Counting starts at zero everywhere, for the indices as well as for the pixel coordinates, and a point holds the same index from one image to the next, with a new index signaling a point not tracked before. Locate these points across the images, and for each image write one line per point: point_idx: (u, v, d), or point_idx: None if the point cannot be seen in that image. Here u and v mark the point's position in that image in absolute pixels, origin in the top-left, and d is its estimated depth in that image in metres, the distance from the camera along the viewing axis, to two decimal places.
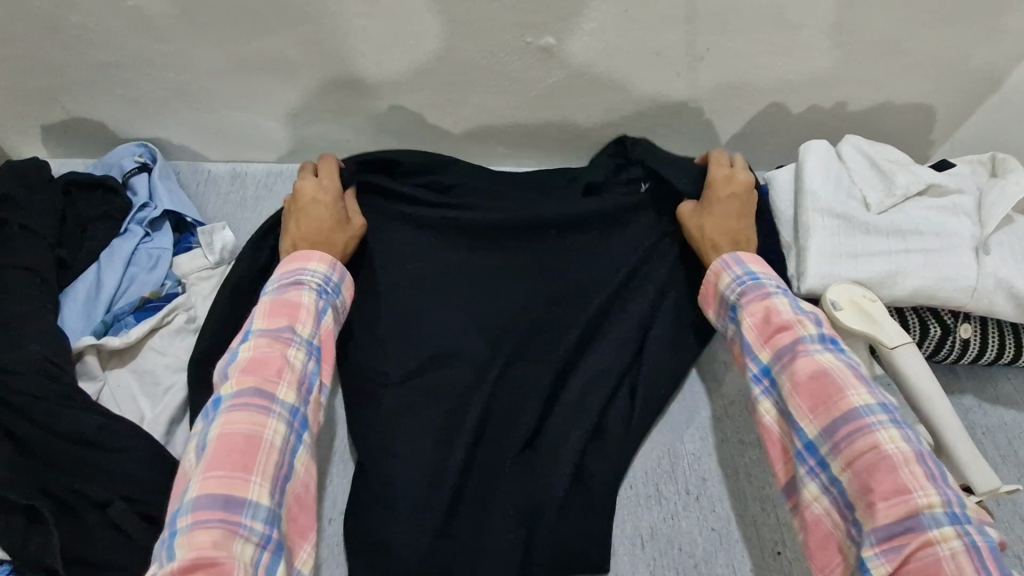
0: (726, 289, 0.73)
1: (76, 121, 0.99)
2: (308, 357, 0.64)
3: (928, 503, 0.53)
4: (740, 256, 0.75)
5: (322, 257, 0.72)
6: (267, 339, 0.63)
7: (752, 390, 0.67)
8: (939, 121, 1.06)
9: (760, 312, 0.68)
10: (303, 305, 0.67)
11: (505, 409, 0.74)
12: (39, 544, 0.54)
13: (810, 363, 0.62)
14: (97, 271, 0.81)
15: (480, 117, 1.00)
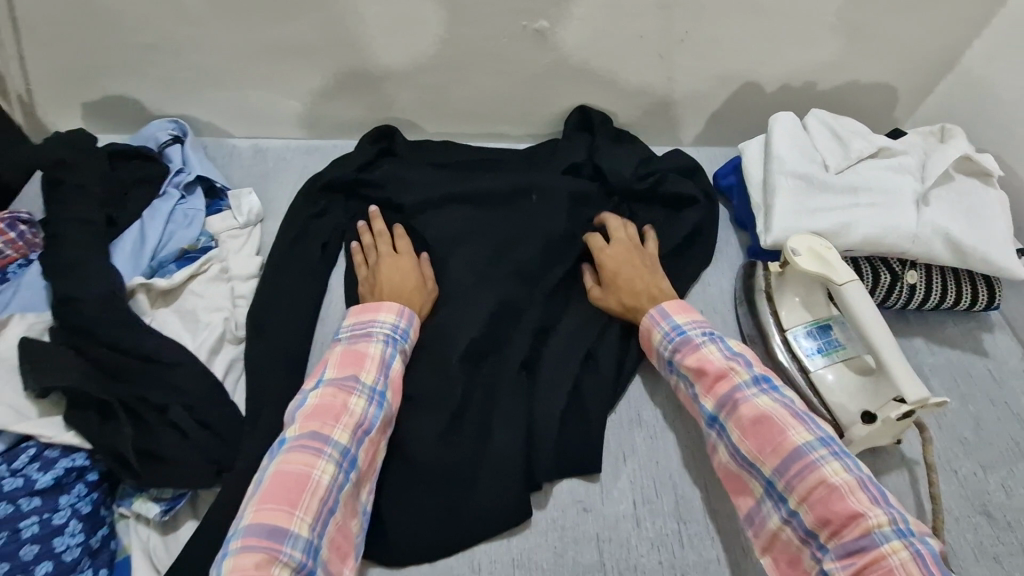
0: (658, 345, 0.80)
1: (110, 101, 1.08)
2: (371, 401, 0.69)
3: (877, 522, 0.59)
4: (664, 308, 0.81)
5: (389, 307, 0.77)
6: (337, 385, 0.68)
7: (710, 435, 0.74)
8: (900, 101, 1.15)
9: (695, 361, 0.75)
10: (370, 355, 0.72)
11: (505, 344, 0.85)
12: (114, 435, 0.63)
13: (751, 409, 0.69)
14: (140, 226, 0.90)
15: (480, 96, 1.10)
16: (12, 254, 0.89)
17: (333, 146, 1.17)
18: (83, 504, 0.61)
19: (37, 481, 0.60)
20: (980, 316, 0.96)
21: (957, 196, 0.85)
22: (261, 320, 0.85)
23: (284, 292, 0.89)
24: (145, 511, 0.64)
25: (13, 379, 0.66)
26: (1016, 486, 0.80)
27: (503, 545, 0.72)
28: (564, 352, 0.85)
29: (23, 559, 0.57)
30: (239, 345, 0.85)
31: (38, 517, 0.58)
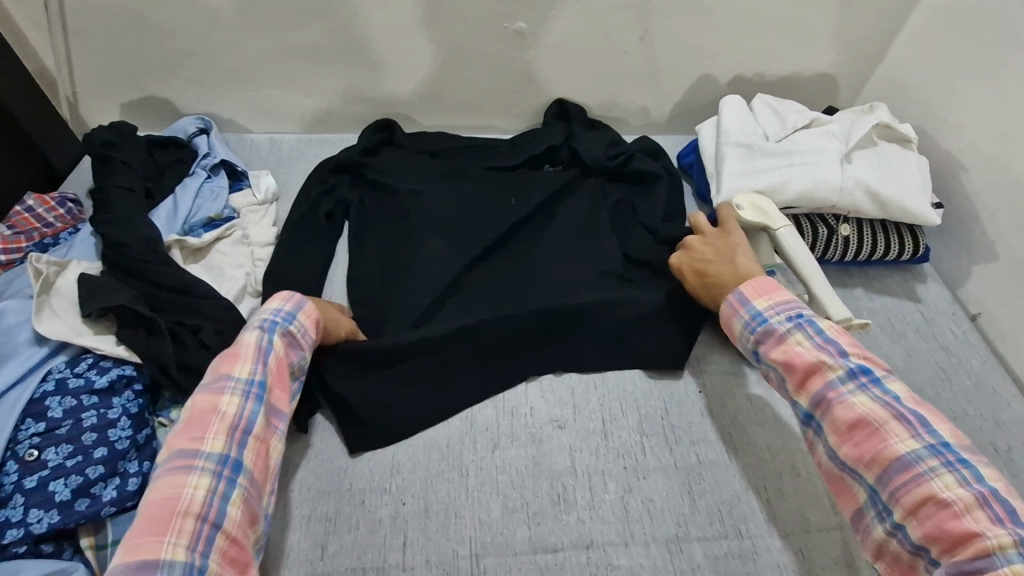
0: (740, 334, 0.77)
1: (147, 100, 1.23)
2: (245, 399, 0.67)
3: (998, 544, 0.54)
4: (743, 295, 0.78)
5: (275, 295, 0.77)
6: (206, 392, 0.66)
7: (807, 432, 0.71)
8: (843, 90, 1.29)
9: (781, 353, 0.72)
10: (244, 347, 0.70)
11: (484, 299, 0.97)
12: (156, 349, 0.75)
13: (847, 411, 0.66)
14: (174, 199, 1.05)
15: (468, 90, 1.24)
16: (61, 225, 1.02)
17: (340, 139, 1.32)
18: (132, 405, 0.73)
19: (96, 382, 0.72)
20: (913, 269, 1.08)
21: (878, 155, 0.99)
22: (278, 274, 0.98)
23: (296, 253, 1.01)
24: (182, 418, 0.75)
25: (72, 307, 0.78)
26: (943, 406, 0.90)
27: (487, 455, 0.83)
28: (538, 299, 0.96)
29: (84, 442, 0.68)
30: (257, 298, 0.97)
31: (97, 411, 0.70)
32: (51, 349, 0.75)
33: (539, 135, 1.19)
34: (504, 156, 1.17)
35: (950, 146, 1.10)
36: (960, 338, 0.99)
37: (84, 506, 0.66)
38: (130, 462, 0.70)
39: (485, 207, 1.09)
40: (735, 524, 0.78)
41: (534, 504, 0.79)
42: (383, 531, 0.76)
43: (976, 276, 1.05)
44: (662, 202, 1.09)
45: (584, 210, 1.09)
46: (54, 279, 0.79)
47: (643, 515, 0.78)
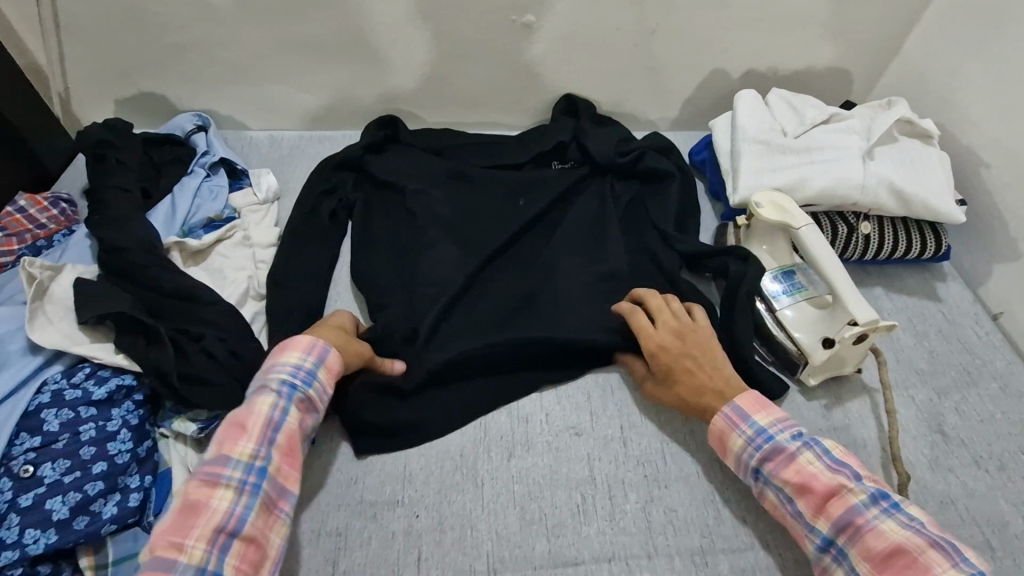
0: (741, 450, 0.74)
1: (142, 97, 1.19)
2: (242, 489, 0.62)
3: None
4: (741, 408, 0.75)
5: (295, 343, 0.72)
6: (205, 473, 0.62)
7: (820, 558, 0.68)
8: (857, 84, 1.26)
9: (795, 473, 0.70)
10: (253, 418, 0.66)
11: (496, 302, 0.94)
12: (156, 357, 0.72)
13: (878, 538, 0.64)
14: (172, 199, 1.01)
15: (474, 86, 1.21)
16: (55, 227, 0.98)
17: (341, 135, 1.28)
18: (132, 417, 0.69)
19: (94, 394, 0.69)
20: (933, 268, 1.05)
21: (899, 151, 0.97)
22: (281, 276, 0.94)
23: (299, 255, 0.97)
24: (185, 430, 0.72)
25: (67, 314, 0.74)
26: (969, 410, 0.88)
27: (503, 463, 0.80)
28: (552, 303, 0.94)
29: (82, 457, 0.64)
30: (260, 302, 0.94)
31: (95, 423, 0.67)
32: (45, 358, 0.71)
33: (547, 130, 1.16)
34: (511, 153, 1.14)
35: (969, 141, 1.07)
36: (983, 338, 0.97)
37: (83, 524, 0.62)
38: (131, 477, 0.66)
39: (495, 207, 1.06)
40: (761, 535, 0.76)
41: (553, 516, 0.76)
42: (397, 546, 0.73)
43: (997, 275, 1.03)
44: (675, 200, 1.05)
45: (596, 209, 1.06)
46: (47, 284, 0.75)
47: (667, 527, 0.76)
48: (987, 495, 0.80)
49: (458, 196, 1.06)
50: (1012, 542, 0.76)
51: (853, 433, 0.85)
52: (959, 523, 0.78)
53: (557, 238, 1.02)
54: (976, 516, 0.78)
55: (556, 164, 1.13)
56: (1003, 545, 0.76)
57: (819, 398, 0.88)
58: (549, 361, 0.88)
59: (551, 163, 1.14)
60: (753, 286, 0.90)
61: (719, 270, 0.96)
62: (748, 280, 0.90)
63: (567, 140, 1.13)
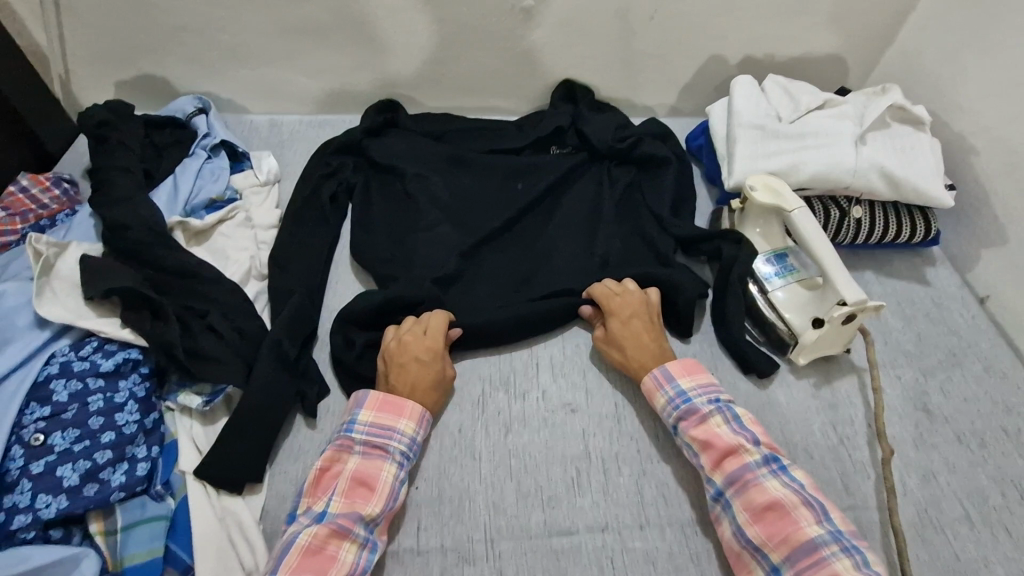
0: (662, 409, 0.79)
1: (142, 79, 1.19)
2: (364, 547, 0.66)
3: None
4: (669, 371, 0.80)
5: (412, 412, 0.75)
6: (337, 525, 0.65)
7: (714, 506, 0.73)
8: (852, 72, 1.27)
9: (703, 431, 0.74)
10: (380, 483, 0.69)
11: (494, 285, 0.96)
12: (162, 331, 0.73)
13: (760, 493, 0.68)
14: (174, 180, 1.02)
15: (473, 71, 1.22)
16: (57, 207, 0.99)
17: (341, 120, 1.29)
18: (139, 389, 0.71)
19: (102, 365, 0.70)
20: (923, 253, 1.07)
21: (891, 137, 0.99)
22: (282, 257, 0.95)
23: (300, 237, 0.98)
24: (190, 402, 0.74)
25: (73, 290, 0.75)
26: (953, 390, 0.90)
27: (500, 439, 0.82)
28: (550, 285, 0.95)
29: (91, 427, 0.66)
30: (262, 281, 0.95)
31: (103, 394, 0.69)
32: (53, 332, 0.73)
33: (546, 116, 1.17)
34: (511, 138, 1.15)
35: (960, 129, 1.09)
36: (969, 322, 0.99)
37: (93, 491, 0.64)
38: (138, 448, 0.68)
39: (493, 195, 1.07)
40: None
41: (548, 489, 0.78)
42: (397, 517, 0.75)
43: (985, 260, 1.05)
44: (672, 184, 1.06)
45: (596, 195, 1.07)
46: (53, 260, 0.77)
47: (658, 499, 0.78)
48: (968, 471, 0.83)
49: (458, 183, 1.08)
50: (990, 515, 0.79)
51: (841, 411, 0.87)
52: (940, 497, 0.80)
53: (557, 221, 1.03)
54: (957, 491, 0.81)
55: (554, 149, 1.14)
56: (982, 518, 0.79)
57: (808, 377, 0.90)
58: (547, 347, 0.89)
59: (550, 148, 1.15)
60: (746, 268, 0.93)
61: (712, 254, 0.98)
62: (741, 262, 0.93)
63: (566, 126, 1.15)
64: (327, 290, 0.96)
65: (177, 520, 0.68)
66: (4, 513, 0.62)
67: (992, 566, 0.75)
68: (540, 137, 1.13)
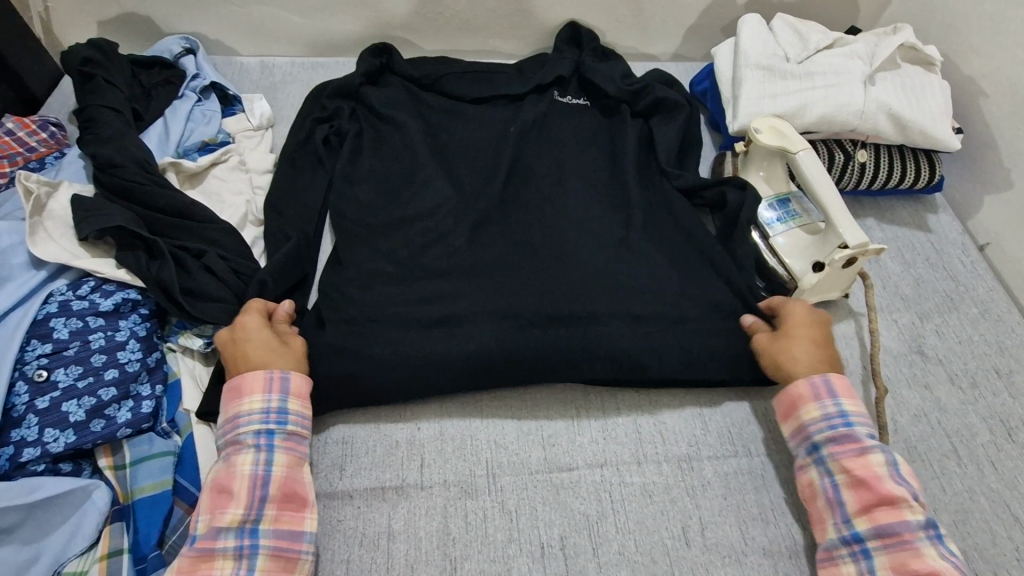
0: (813, 420, 0.73)
1: (125, 17, 1.14)
2: (242, 553, 0.62)
3: None
4: (834, 385, 0.74)
5: (252, 384, 0.68)
6: (199, 548, 0.61)
7: (836, 547, 0.68)
8: (862, 13, 1.23)
9: (856, 464, 0.69)
10: (236, 481, 0.64)
11: (501, 244, 0.91)
12: (157, 271, 0.73)
13: (916, 559, 0.64)
14: (164, 122, 0.99)
15: (471, 9, 1.17)
16: (46, 150, 0.96)
17: (333, 62, 1.24)
18: (139, 328, 0.71)
19: (100, 304, 0.70)
20: (925, 200, 1.06)
21: (901, 77, 0.96)
22: (278, 201, 0.93)
23: (295, 183, 0.95)
24: (191, 344, 0.74)
25: (67, 230, 0.74)
26: (949, 332, 0.91)
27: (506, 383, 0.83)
28: (555, 244, 0.91)
29: (93, 364, 0.66)
30: (259, 227, 0.93)
31: (104, 333, 0.68)
32: (49, 273, 0.72)
33: (549, 59, 1.11)
34: (511, 81, 1.09)
35: (969, 71, 1.06)
36: (968, 267, 0.99)
37: (100, 427, 0.65)
38: (142, 386, 0.69)
39: (492, 144, 1.02)
40: (744, 445, 0.80)
41: (548, 427, 0.80)
42: (399, 454, 0.76)
43: (988, 206, 1.04)
44: (677, 131, 1.03)
45: (602, 149, 1.03)
46: (45, 200, 0.75)
47: (656, 437, 0.80)
48: (958, 410, 0.84)
49: (458, 134, 1.03)
50: (977, 451, 0.81)
51: (837, 353, 0.88)
52: (930, 434, 0.82)
53: (560, 175, 0.99)
54: (947, 428, 0.83)
55: (558, 92, 1.08)
56: (970, 453, 0.81)
57: None
58: (559, 305, 0.86)
59: (553, 90, 1.08)
60: (751, 213, 0.91)
61: (714, 202, 0.96)
62: (748, 208, 0.91)
63: (570, 77, 1.10)
64: (323, 236, 0.94)
65: (185, 455, 0.69)
66: (12, 446, 0.63)
67: (976, 497, 0.78)
68: (543, 81, 1.08)
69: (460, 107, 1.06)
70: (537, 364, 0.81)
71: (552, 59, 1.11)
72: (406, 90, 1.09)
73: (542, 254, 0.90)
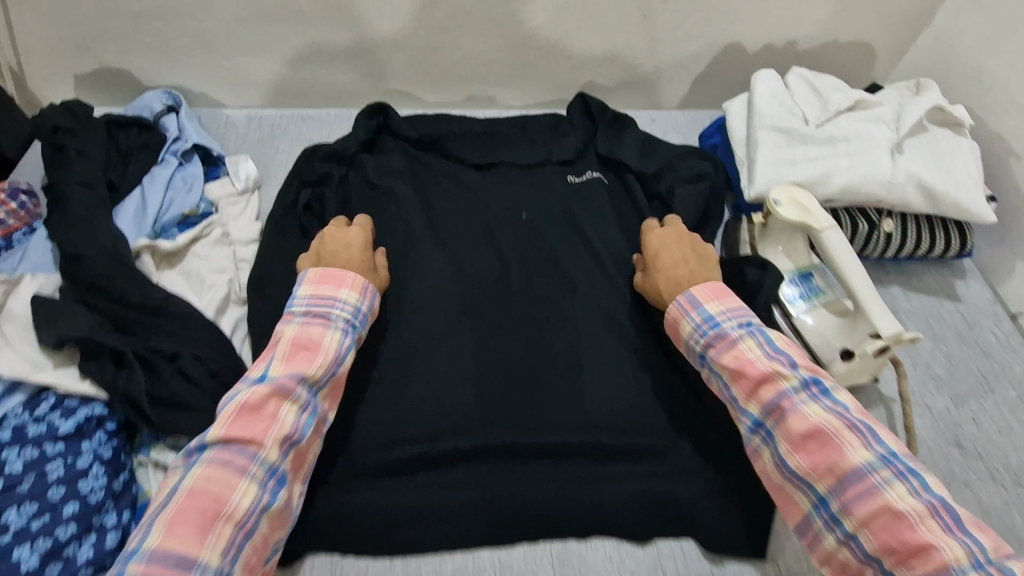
0: (689, 337, 0.75)
1: (106, 70, 1.09)
2: (305, 409, 0.65)
3: (955, 556, 0.54)
4: (695, 296, 0.76)
5: (352, 283, 0.74)
6: (279, 385, 0.63)
7: (751, 440, 0.70)
8: (876, 60, 1.18)
9: (734, 361, 0.70)
10: (323, 346, 0.68)
11: (501, 329, 0.86)
12: (127, 382, 0.66)
13: (799, 421, 0.64)
14: (141, 192, 0.92)
15: (470, 60, 1.11)
16: (15, 223, 0.89)
17: (326, 114, 1.18)
18: (104, 450, 0.64)
19: (61, 427, 0.63)
20: (952, 264, 1.00)
21: (930, 143, 0.90)
22: (262, 280, 0.87)
23: (283, 257, 0.89)
24: (165, 459, 0.67)
25: (28, 335, 0.68)
26: (986, 419, 0.85)
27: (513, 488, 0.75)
28: (561, 331, 0.87)
29: (50, 499, 0.59)
30: (242, 306, 0.87)
31: (63, 460, 0.62)
32: (4, 389, 0.66)
33: (565, 128, 1.10)
34: (518, 146, 1.07)
35: (996, 127, 1.01)
36: (1001, 341, 0.93)
37: (56, 571, 0.58)
38: (107, 515, 0.62)
39: (498, 214, 0.99)
40: (768, 560, 0.74)
41: (558, 542, 0.74)
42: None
43: (1020, 272, 0.98)
44: (698, 207, 0.99)
45: (613, 223, 0.99)
46: (4, 300, 0.70)
47: (674, 550, 0.74)
48: (1000, 510, 0.78)
49: (458, 201, 1.00)
50: None
51: None
52: None
53: (561, 252, 0.95)
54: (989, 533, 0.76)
55: (572, 175, 1.04)
56: None
57: None
58: (566, 397, 0.81)
59: (562, 161, 1.06)
60: (771, 295, 0.85)
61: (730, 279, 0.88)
62: (766, 290, 0.85)
63: (581, 145, 1.08)
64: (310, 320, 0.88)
65: None
66: None
67: None
68: (554, 154, 1.06)
69: (466, 171, 1.03)
70: (542, 471, 0.76)
71: (567, 128, 1.10)
72: (406, 154, 1.05)
73: (551, 344, 0.86)
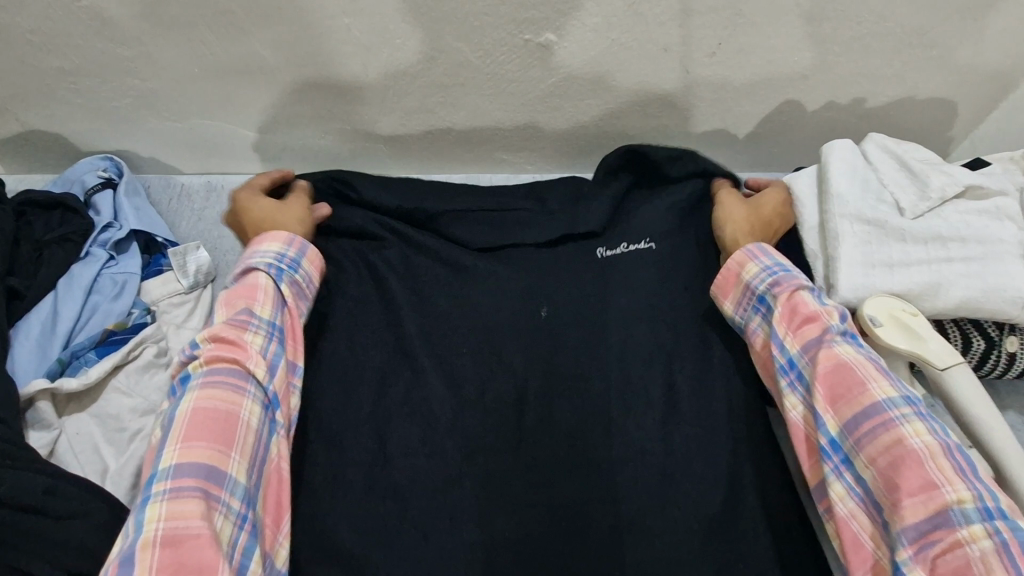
0: (750, 277, 0.69)
1: (30, 134, 0.89)
2: (269, 339, 0.64)
3: (957, 498, 0.52)
4: (764, 247, 0.72)
5: (275, 236, 0.71)
6: (233, 321, 0.63)
7: (778, 383, 0.65)
8: (960, 117, 0.98)
9: (786, 304, 0.66)
10: (261, 288, 0.66)
11: (517, 497, 0.65)
12: None
13: (830, 356, 0.61)
14: (53, 302, 0.74)
15: (474, 122, 0.91)
16: None
17: None
18: None
19: None
20: None
21: None
22: None
23: None
24: None
25: None
26: None
27: None
28: (595, 499, 0.65)
29: None
30: None
31: None
32: None
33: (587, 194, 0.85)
34: (530, 223, 0.82)
35: None
36: None
37: None
38: None
39: (510, 319, 0.75)
40: None
41: None
42: None
43: None
44: None
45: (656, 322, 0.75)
46: None
47: None
48: None
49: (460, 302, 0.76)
50: None
51: None
52: None
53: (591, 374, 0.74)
54: None
55: (602, 250, 0.79)
56: None
57: None
58: None
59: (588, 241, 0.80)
60: None
61: None
62: None
63: (609, 214, 0.82)
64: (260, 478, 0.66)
65: None
66: None
67: None
68: (577, 229, 0.80)
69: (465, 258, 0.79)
70: None
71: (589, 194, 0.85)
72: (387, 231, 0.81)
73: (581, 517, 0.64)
